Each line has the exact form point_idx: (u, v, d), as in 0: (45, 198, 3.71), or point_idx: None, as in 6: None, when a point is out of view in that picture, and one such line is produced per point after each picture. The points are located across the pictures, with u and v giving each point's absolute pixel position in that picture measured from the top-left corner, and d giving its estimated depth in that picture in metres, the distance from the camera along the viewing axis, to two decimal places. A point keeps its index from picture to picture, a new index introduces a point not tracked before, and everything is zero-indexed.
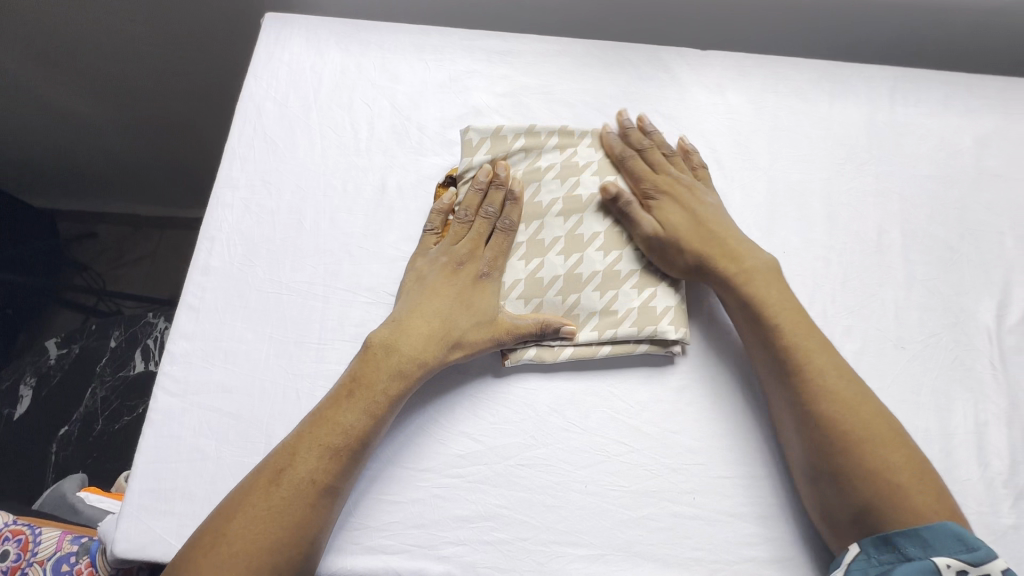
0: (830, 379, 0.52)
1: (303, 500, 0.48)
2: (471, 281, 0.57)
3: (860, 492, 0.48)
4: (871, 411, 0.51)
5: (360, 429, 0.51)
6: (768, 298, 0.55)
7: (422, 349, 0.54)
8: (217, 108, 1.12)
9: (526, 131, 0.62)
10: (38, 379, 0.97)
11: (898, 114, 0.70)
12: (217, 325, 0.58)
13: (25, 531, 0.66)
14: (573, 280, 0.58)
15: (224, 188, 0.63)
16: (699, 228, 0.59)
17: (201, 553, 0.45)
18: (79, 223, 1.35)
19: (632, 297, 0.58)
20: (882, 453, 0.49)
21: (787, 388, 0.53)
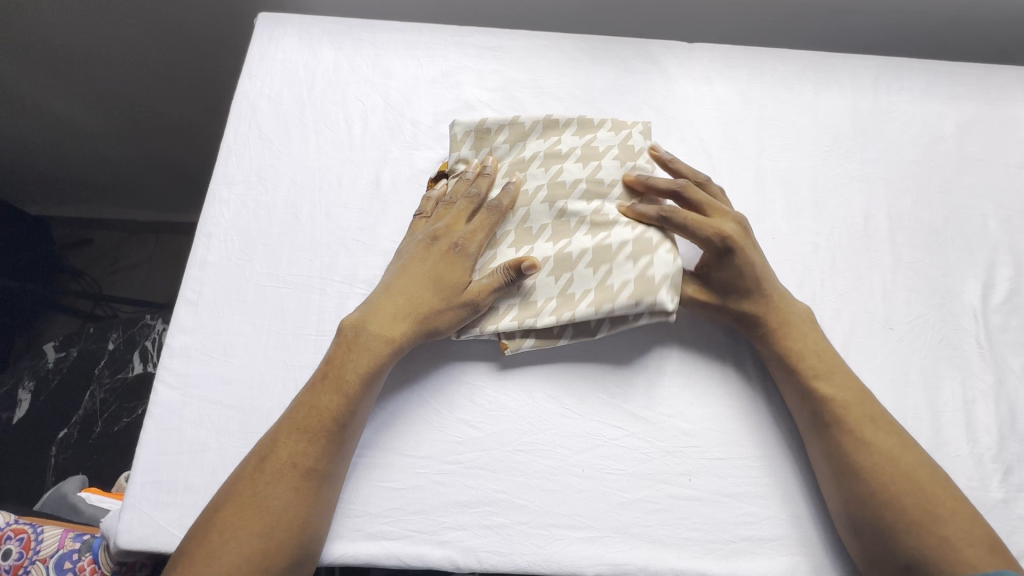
0: (803, 360, 0.55)
1: (285, 486, 0.48)
2: (445, 254, 0.57)
3: (908, 546, 0.47)
4: (842, 383, 0.54)
5: (337, 410, 0.51)
6: (806, 352, 0.55)
7: (388, 327, 0.55)
8: (214, 112, 1.13)
9: (510, 124, 0.63)
10: (36, 383, 0.97)
11: (881, 102, 0.71)
12: (215, 318, 0.59)
13: (27, 530, 0.66)
14: (564, 261, 0.58)
15: (220, 185, 0.64)
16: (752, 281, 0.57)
17: (193, 545, 0.46)
18: (76, 229, 1.35)
19: (627, 267, 0.56)
20: (840, 424, 0.52)
21: (825, 439, 0.52)
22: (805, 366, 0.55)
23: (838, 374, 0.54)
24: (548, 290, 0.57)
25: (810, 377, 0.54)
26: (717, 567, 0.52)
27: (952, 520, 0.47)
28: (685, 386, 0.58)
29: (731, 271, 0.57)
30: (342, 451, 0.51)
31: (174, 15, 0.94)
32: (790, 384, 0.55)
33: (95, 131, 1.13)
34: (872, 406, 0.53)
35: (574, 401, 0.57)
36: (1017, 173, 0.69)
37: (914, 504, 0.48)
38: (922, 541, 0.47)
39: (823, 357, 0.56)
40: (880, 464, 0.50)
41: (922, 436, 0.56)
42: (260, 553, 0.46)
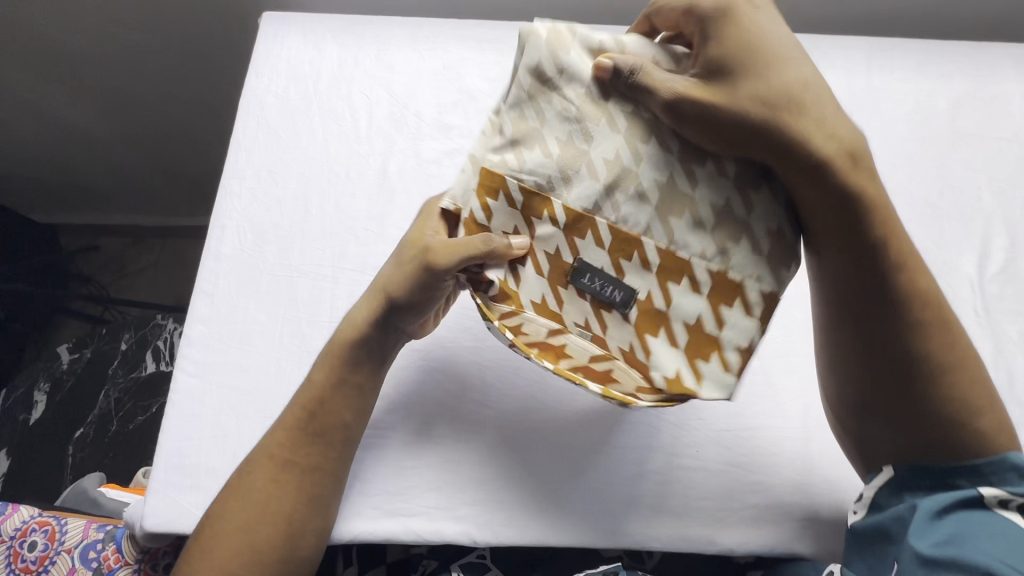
0: (865, 212, 0.45)
1: (265, 475, 0.50)
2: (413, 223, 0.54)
3: (936, 425, 0.45)
4: (898, 250, 0.46)
5: (303, 400, 0.52)
6: (862, 195, 0.44)
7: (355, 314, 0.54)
8: (218, 118, 1.14)
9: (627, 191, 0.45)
10: (51, 384, 0.99)
11: (875, 81, 0.73)
12: (231, 308, 0.60)
13: (51, 522, 0.68)
14: (623, 173, 0.44)
15: (232, 179, 0.66)
16: (759, 69, 0.44)
17: (197, 533, 0.49)
18: (82, 236, 1.38)
19: (582, 76, 0.44)
20: (895, 298, 0.46)
21: (866, 316, 0.47)
22: (865, 226, 0.45)
23: (897, 241, 0.46)
24: (543, 167, 0.44)
25: (871, 229, 0.45)
26: (727, 535, 0.54)
27: (987, 407, 0.46)
28: None
29: (736, 43, 0.44)
30: (314, 441, 0.51)
31: (177, 22, 0.95)
32: (845, 252, 0.46)
33: (101, 136, 1.15)
34: (926, 281, 0.47)
35: None
36: (1009, 147, 0.70)
37: (960, 380, 0.46)
38: (952, 420, 0.45)
39: (874, 212, 0.45)
40: (931, 341, 0.46)
41: None
42: (243, 541, 0.48)
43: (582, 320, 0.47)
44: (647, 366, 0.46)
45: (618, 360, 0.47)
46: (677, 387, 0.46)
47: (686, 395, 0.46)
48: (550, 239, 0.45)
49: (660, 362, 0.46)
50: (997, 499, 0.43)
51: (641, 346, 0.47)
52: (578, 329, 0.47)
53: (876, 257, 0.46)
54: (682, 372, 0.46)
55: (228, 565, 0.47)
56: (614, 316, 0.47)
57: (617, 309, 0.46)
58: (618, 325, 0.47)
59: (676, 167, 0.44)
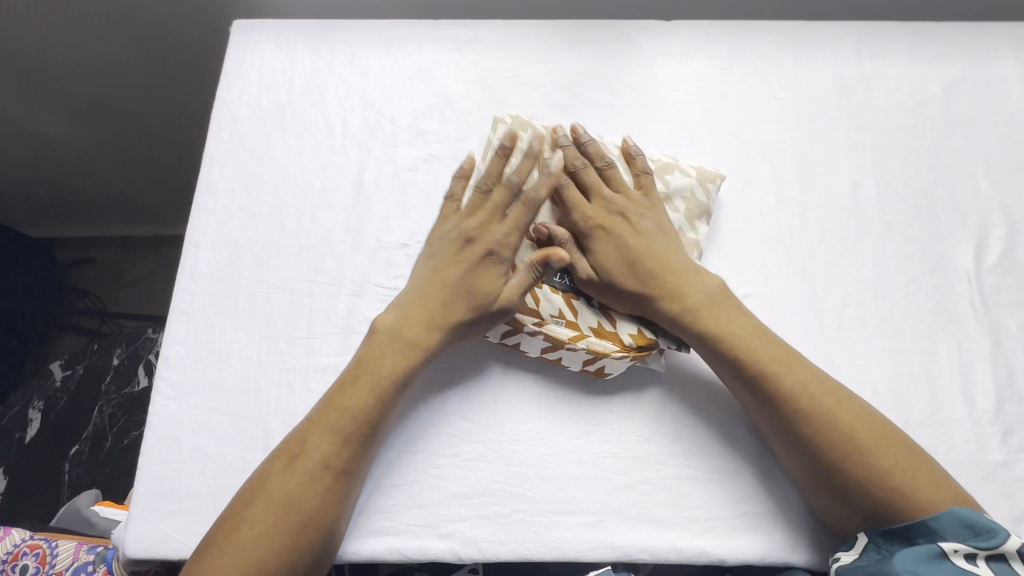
0: (722, 337, 0.53)
1: (317, 483, 0.49)
2: (478, 257, 0.56)
3: (859, 500, 0.48)
4: (766, 353, 0.52)
5: (368, 411, 0.52)
6: (718, 328, 0.54)
7: (425, 333, 0.55)
8: (197, 123, 1.12)
9: None
10: (45, 402, 0.98)
11: (865, 68, 0.70)
12: (208, 327, 0.59)
13: (42, 545, 0.68)
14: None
15: (205, 195, 0.65)
16: (629, 254, 0.57)
17: (223, 543, 0.46)
18: (74, 249, 1.36)
19: (540, 138, 0.62)
20: (772, 393, 0.51)
21: (764, 412, 0.52)
22: (726, 344, 0.53)
23: (761, 345, 0.53)
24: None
25: (729, 355, 0.53)
26: (717, 545, 0.53)
27: (898, 467, 0.47)
28: (674, 368, 0.58)
29: (600, 254, 0.57)
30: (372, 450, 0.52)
31: (152, 31, 0.93)
32: (721, 367, 0.54)
33: (82, 147, 1.12)
34: (807, 374, 0.51)
35: (565, 387, 0.58)
36: (1006, 131, 0.67)
37: (872, 455, 0.48)
38: (872, 498, 0.47)
39: (734, 338, 0.53)
40: (831, 435, 0.49)
41: (920, 403, 0.57)
42: (286, 551, 0.47)
43: (556, 310, 0.57)
44: (616, 333, 0.57)
45: (590, 335, 0.56)
46: (642, 340, 0.57)
47: (651, 346, 0.57)
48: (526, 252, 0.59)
49: (625, 328, 0.58)
50: (960, 552, 0.43)
51: (607, 320, 0.58)
52: (554, 318, 0.57)
53: (743, 367, 0.52)
54: (643, 330, 0.57)
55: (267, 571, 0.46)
56: (581, 304, 0.58)
57: (583, 298, 0.59)
58: (585, 311, 0.58)
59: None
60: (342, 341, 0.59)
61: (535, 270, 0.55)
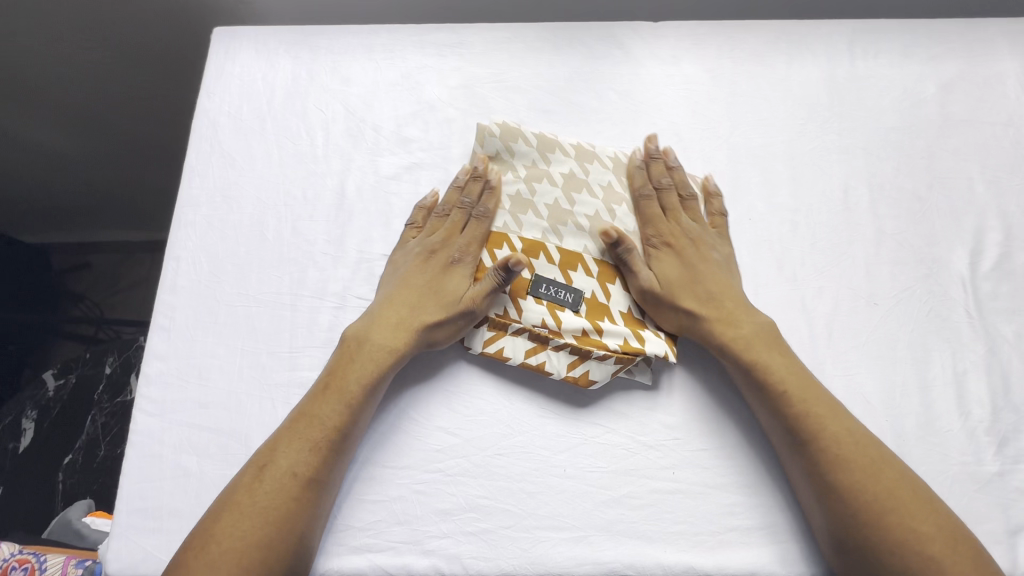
0: (774, 376, 0.53)
1: (285, 493, 0.49)
2: (441, 268, 0.59)
3: (889, 565, 0.46)
4: (815, 398, 0.52)
5: (336, 419, 0.52)
6: (772, 367, 0.53)
7: (393, 337, 0.55)
8: (180, 129, 1.10)
9: (552, 213, 0.59)
10: (38, 411, 0.96)
11: (858, 68, 0.69)
12: (189, 342, 0.59)
13: (31, 559, 0.68)
14: (562, 213, 0.59)
15: (186, 207, 0.64)
16: (692, 273, 0.58)
17: (193, 555, 0.46)
18: (75, 254, 1.30)
19: (530, 151, 0.61)
20: (814, 438, 0.50)
21: (800, 456, 0.51)
22: (774, 384, 0.53)
23: (811, 390, 0.53)
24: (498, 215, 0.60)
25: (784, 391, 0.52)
26: (705, 560, 0.52)
27: (936, 538, 0.46)
28: (662, 380, 0.58)
29: (665, 266, 0.58)
30: (341, 461, 0.52)
31: (136, 34, 0.92)
32: (763, 405, 0.53)
33: (71, 156, 1.11)
34: (855, 427, 0.51)
35: (549, 399, 0.57)
36: (1004, 132, 0.66)
37: (910, 521, 0.47)
38: (904, 563, 0.46)
39: (785, 378, 0.53)
40: (867, 491, 0.48)
41: (912, 414, 0.56)
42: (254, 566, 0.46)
43: (539, 320, 0.57)
44: (601, 341, 0.56)
45: (574, 343, 0.56)
46: (628, 348, 0.55)
47: (637, 354, 0.55)
48: None
49: (611, 337, 0.56)
50: None
51: (593, 328, 0.56)
52: (536, 327, 0.56)
53: (793, 408, 0.52)
54: (629, 339, 0.56)
55: None
56: (567, 312, 0.57)
57: (569, 308, 0.57)
58: (571, 319, 0.57)
59: (601, 206, 0.60)
60: (325, 354, 0.58)
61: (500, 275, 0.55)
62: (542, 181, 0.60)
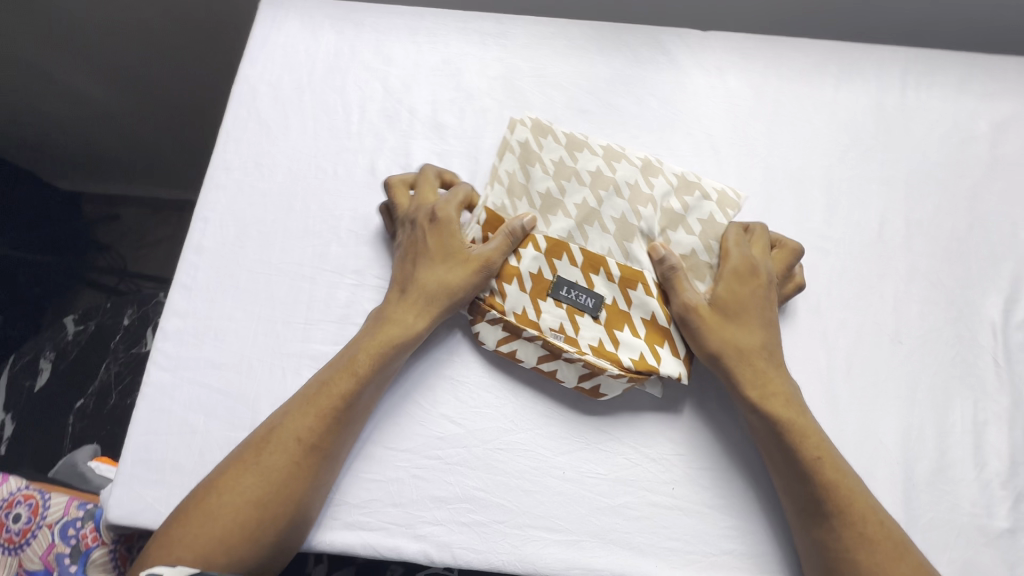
0: (805, 440, 0.51)
1: (287, 457, 0.50)
2: (436, 230, 0.58)
3: None
4: (843, 469, 0.50)
5: (344, 392, 0.52)
6: (806, 428, 0.51)
7: (413, 311, 0.56)
8: (222, 93, 1.12)
9: (580, 212, 0.59)
10: (56, 353, 0.98)
11: (908, 97, 0.67)
12: (209, 303, 0.60)
13: (36, 496, 0.70)
14: (588, 213, 0.59)
15: (218, 170, 0.65)
16: (750, 314, 0.55)
17: (190, 505, 0.47)
18: (104, 205, 1.33)
19: (558, 147, 0.61)
20: (840, 512, 0.48)
21: (815, 525, 0.49)
22: (808, 449, 0.50)
23: (837, 462, 0.51)
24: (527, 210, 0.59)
25: (816, 460, 0.50)
26: None
27: None
28: (672, 393, 0.57)
29: (730, 298, 0.55)
30: (345, 432, 0.52)
31: None
32: (784, 467, 0.51)
33: (111, 109, 1.14)
34: (876, 508, 0.49)
35: (556, 399, 0.57)
36: None
37: None
38: None
39: (818, 443, 0.51)
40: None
41: (926, 458, 0.54)
42: (253, 525, 0.47)
43: (557, 324, 0.56)
44: (616, 354, 0.55)
45: (589, 354, 0.55)
46: (642, 366, 0.55)
47: (650, 372, 0.55)
48: (534, 261, 0.58)
49: (626, 350, 0.55)
50: None
51: (610, 339, 0.56)
52: (553, 332, 0.56)
53: (819, 477, 0.49)
54: (645, 354, 0.55)
55: (222, 545, 0.45)
56: (586, 319, 0.56)
57: (588, 313, 0.56)
58: (589, 326, 0.56)
59: (628, 207, 0.59)
60: (338, 330, 0.59)
61: (514, 235, 0.57)
62: (573, 181, 0.60)
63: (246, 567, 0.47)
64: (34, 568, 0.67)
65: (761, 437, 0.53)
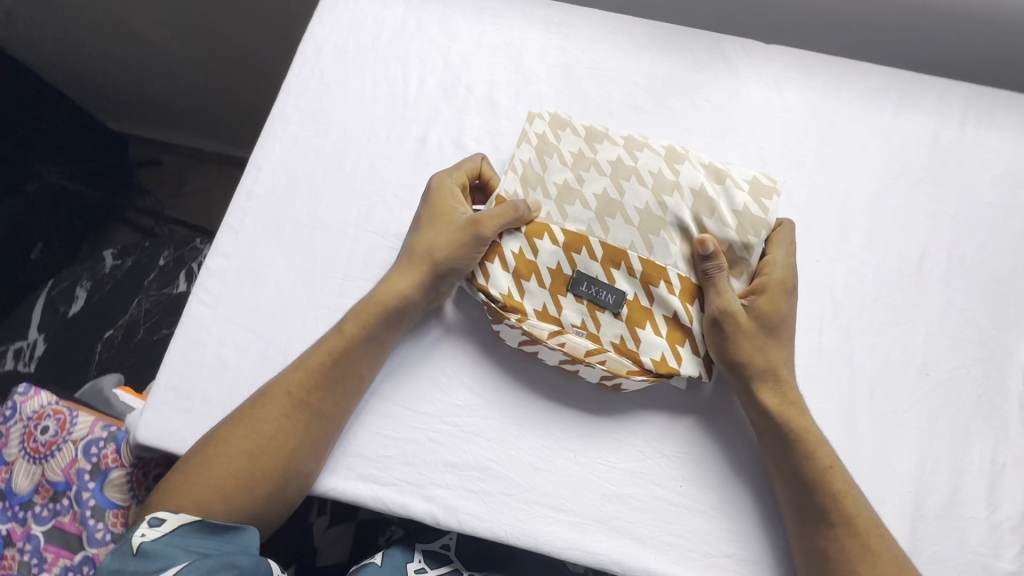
0: (819, 451, 0.52)
1: (278, 411, 0.52)
2: (435, 203, 0.59)
3: None
4: (852, 483, 0.52)
5: (334, 350, 0.55)
6: (819, 438, 0.53)
7: (408, 278, 0.57)
8: (282, 59, 1.13)
9: (601, 201, 0.59)
10: (92, 284, 1.01)
11: (966, 134, 0.66)
12: (252, 248, 0.62)
13: (64, 412, 0.72)
14: (609, 204, 0.59)
15: (277, 122, 0.67)
16: (776, 321, 0.55)
17: (198, 454, 0.51)
18: (151, 149, 1.37)
19: (576, 140, 0.62)
20: (845, 522, 0.49)
21: (818, 534, 0.50)
22: (821, 459, 0.51)
23: (844, 475, 0.52)
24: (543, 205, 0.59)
25: (827, 471, 0.51)
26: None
27: None
28: (692, 392, 0.58)
29: (768, 309, 0.55)
30: (335, 389, 0.54)
31: None
32: (793, 476, 0.52)
33: (172, 56, 1.15)
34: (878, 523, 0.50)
35: (574, 383, 0.58)
36: None
37: None
38: None
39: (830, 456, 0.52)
40: None
41: (938, 492, 0.54)
42: (252, 475, 0.50)
43: (578, 320, 0.57)
44: (637, 354, 0.56)
45: (610, 352, 0.56)
46: (663, 368, 0.55)
47: (671, 374, 0.55)
48: (552, 255, 0.58)
49: (648, 350, 0.56)
50: None
51: (631, 337, 0.56)
52: (574, 328, 0.57)
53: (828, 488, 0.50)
54: (666, 355, 0.56)
55: (226, 490, 0.49)
56: (606, 315, 0.57)
57: (609, 310, 0.57)
58: (609, 322, 0.57)
59: (652, 198, 0.59)
60: None
61: (513, 210, 0.57)
62: (591, 172, 0.60)
63: (242, 516, 0.50)
64: (55, 480, 0.69)
65: (767, 444, 0.54)
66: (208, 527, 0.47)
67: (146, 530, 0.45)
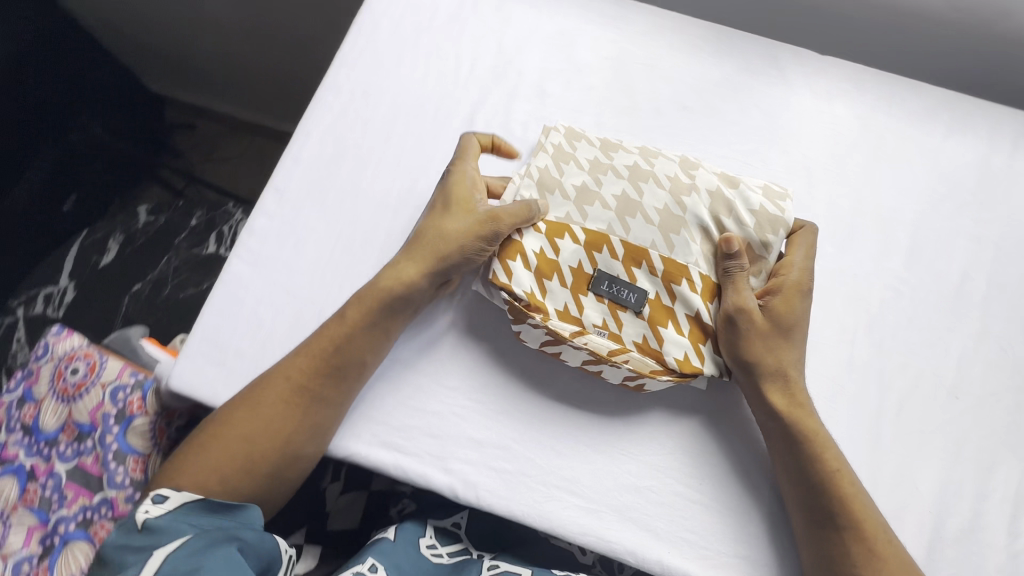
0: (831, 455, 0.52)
1: (279, 397, 0.53)
2: (448, 192, 0.59)
3: None
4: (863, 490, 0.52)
5: (336, 339, 0.55)
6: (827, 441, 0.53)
7: (419, 265, 0.57)
8: (328, 36, 1.14)
9: (620, 200, 0.59)
10: (125, 237, 1.03)
11: (1017, 162, 0.65)
12: (294, 212, 0.63)
13: (94, 355, 0.74)
14: (628, 204, 0.59)
15: (328, 90, 0.67)
16: (791, 322, 0.56)
17: (207, 436, 0.52)
18: (188, 112, 1.39)
19: (591, 150, 0.62)
20: (850, 526, 0.49)
21: (825, 538, 0.50)
22: (828, 463, 0.52)
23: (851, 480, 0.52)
24: (560, 206, 0.59)
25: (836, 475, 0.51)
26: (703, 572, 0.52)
27: None
28: (715, 391, 0.58)
29: (785, 311, 0.55)
30: (340, 375, 0.55)
31: None
32: (804, 479, 0.52)
33: (222, 23, 1.16)
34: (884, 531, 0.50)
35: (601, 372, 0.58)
36: None
37: None
38: None
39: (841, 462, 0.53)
40: None
41: (959, 515, 0.54)
42: (257, 456, 0.51)
43: (599, 320, 0.57)
44: (660, 352, 0.56)
45: (633, 351, 0.56)
46: (687, 368, 0.55)
47: (695, 373, 0.55)
48: (573, 254, 0.58)
49: (672, 347, 0.56)
50: None
51: (653, 336, 0.56)
52: (596, 328, 0.56)
53: (838, 493, 0.51)
54: (690, 355, 0.56)
55: (230, 472, 0.50)
56: (627, 314, 0.57)
57: (631, 308, 0.57)
58: (632, 321, 0.56)
59: (670, 198, 0.59)
60: None
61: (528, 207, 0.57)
62: (609, 176, 0.60)
63: (249, 495, 0.51)
64: (82, 421, 0.70)
65: (775, 447, 0.54)
66: (210, 506, 0.48)
67: (150, 507, 0.47)
